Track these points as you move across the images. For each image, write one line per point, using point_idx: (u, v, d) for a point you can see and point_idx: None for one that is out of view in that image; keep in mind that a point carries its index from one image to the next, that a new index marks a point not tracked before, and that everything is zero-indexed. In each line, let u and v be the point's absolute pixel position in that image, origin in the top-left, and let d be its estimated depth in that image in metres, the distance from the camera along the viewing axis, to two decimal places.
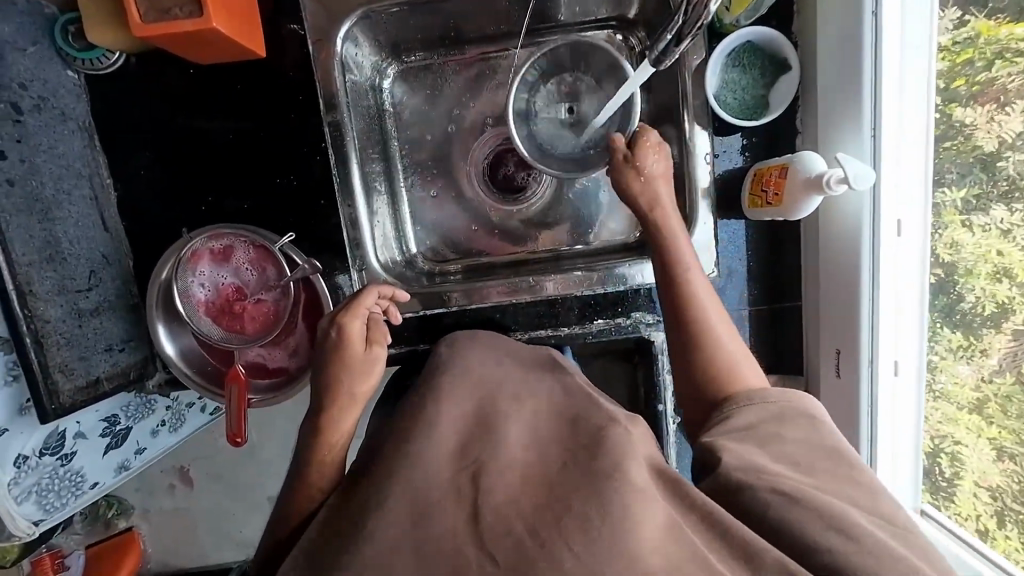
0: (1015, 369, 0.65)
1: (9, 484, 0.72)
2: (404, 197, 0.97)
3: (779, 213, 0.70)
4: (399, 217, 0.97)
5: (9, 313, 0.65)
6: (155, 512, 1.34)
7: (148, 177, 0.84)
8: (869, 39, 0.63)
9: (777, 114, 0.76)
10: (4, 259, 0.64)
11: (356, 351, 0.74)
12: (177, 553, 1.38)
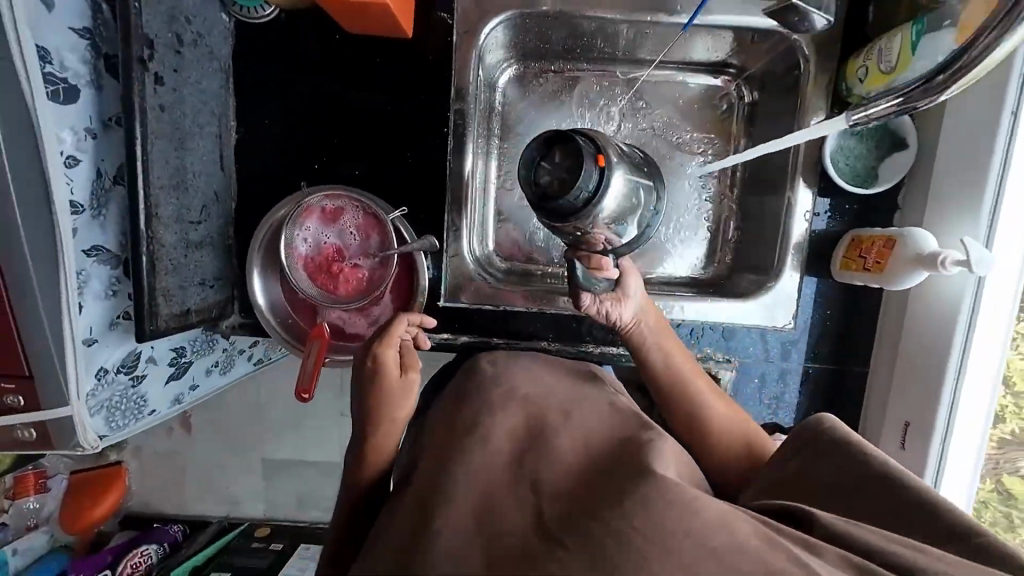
0: (995, 477, 0.74)
1: (87, 394, 0.74)
2: (491, 192, 0.99)
3: (879, 281, 0.74)
4: (486, 212, 0.99)
5: (135, 231, 0.68)
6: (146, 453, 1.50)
7: (269, 127, 0.87)
8: (1009, 128, 0.65)
9: (888, 185, 0.79)
10: (141, 179, 0.67)
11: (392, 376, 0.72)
12: (158, 495, 1.52)
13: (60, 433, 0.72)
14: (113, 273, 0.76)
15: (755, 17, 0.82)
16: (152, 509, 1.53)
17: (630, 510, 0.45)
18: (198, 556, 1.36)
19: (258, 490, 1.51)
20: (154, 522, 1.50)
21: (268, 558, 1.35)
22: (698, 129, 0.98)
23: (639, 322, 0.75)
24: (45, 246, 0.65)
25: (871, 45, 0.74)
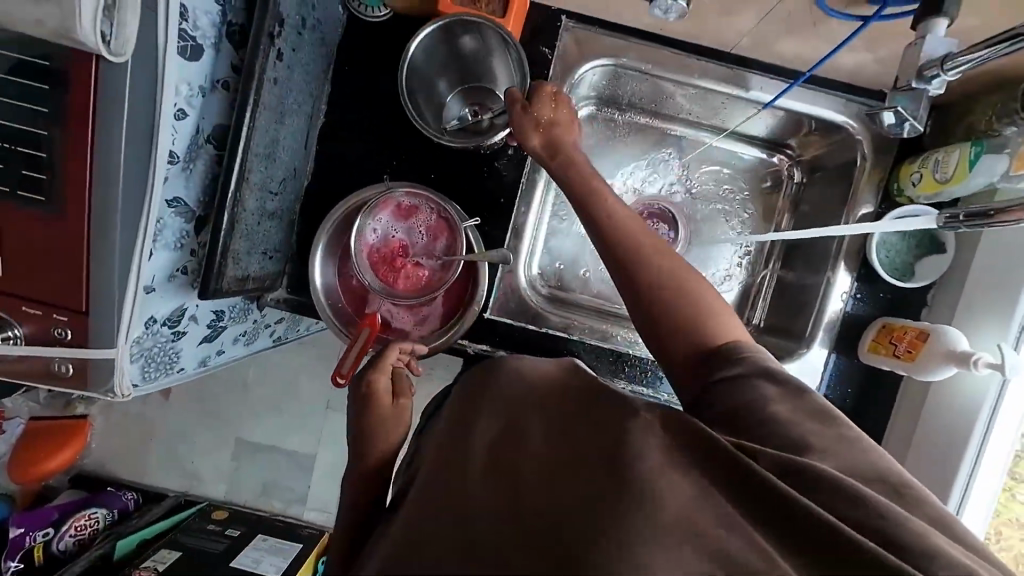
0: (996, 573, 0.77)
1: (134, 341, 0.73)
2: (545, 222, 1.05)
3: (907, 368, 0.79)
4: (536, 237, 1.04)
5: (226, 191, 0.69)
6: (116, 411, 1.56)
7: (354, 119, 0.90)
8: None
9: (923, 282, 0.85)
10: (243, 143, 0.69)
11: (382, 400, 0.74)
12: (117, 457, 1.57)
13: (98, 374, 0.71)
14: (184, 226, 0.76)
15: (827, 109, 0.89)
16: (108, 472, 1.57)
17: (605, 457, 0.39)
18: (149, 529, 1.38)
19: (224, 471, 1.56)
20: (109, 486, 1.54)
21: (222, 543, 1.33)
22: (744, 202, 1.07)
23: (609, 216, 0.68)
24: (137, 188, 0.66)
25: (929, 155, 0.81)
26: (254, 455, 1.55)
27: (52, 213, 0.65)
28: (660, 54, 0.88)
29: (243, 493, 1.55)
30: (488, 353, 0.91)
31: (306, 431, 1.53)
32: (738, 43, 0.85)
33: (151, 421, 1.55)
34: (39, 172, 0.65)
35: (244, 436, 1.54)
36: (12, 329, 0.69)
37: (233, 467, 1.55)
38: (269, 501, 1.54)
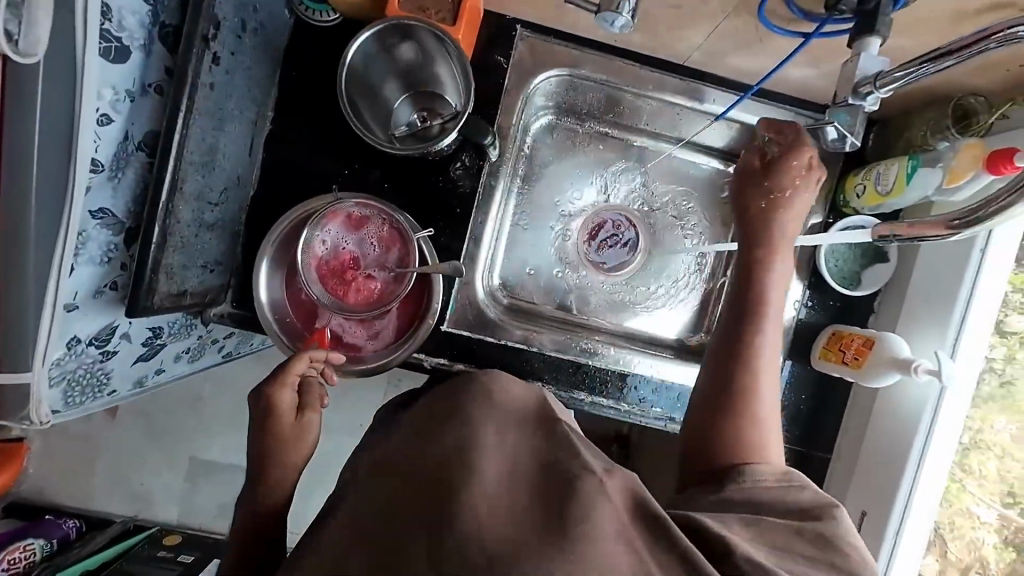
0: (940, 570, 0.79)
1: (53, 363, 0.68)
2: (506, 229, 1.03)
3: (855, 376, 0.80)
4: (497, 246, 1.03)
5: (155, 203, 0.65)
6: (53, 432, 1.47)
7: (303, 124, 0.86)
8: (978, 254, 0.74)
9: (870, 289, 0.88)
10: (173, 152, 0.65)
11: (285, 419, 0.74)
12: (56, 481, 1.48)
13: (10, 403, 0.66)
14: (113, 239, 0.71)
15: (775, 121, 0.91)
16: (45, 497, 1.48)
17: (549, 510, 0.42)
18: (93, 560, 1.30)
19: (174, 492, 1.50)
20: (48, 514, 1.44)
21: (173, 570, 1.26)
22: (701, 210, 1.09)
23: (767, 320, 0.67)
24: (53, 199, 0.62)
25: (871, 167, 0.83)
26: (207, 474, 1.49)
27: None
28: (614, 65, 0.89)
29: (197, 515, 1.50)
30: (446, 367, 0.89)
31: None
32: (691, 55, 0.85)
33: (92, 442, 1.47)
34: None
35: (198, 454, 1.47)
36: None
37: (185, 488, 1.49)
38: (226, 523, 1.50)
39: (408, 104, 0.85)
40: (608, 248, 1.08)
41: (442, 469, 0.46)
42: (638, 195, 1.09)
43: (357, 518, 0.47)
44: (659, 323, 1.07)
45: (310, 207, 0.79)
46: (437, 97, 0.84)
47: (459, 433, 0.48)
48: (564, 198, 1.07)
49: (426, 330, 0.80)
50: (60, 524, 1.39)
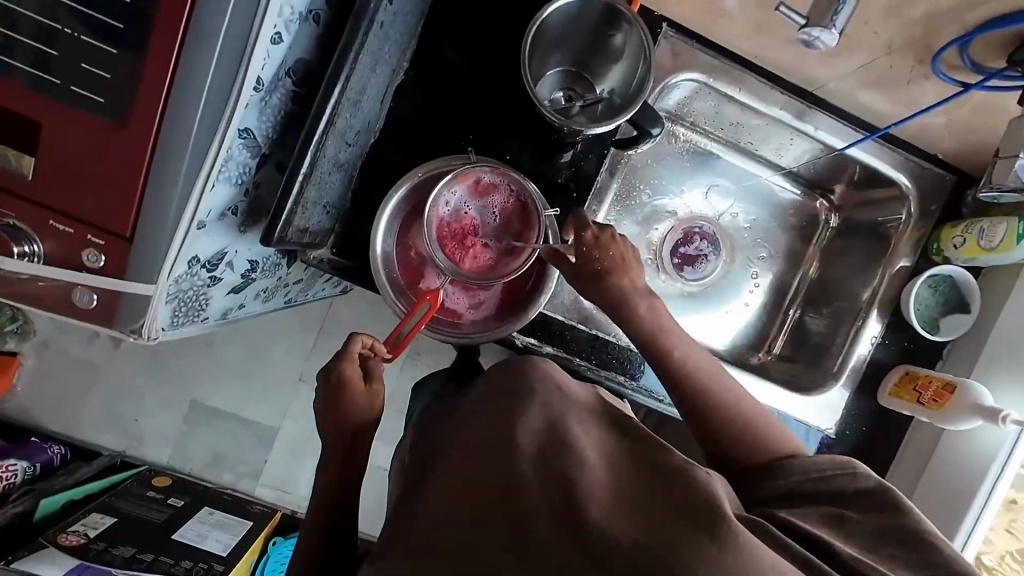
0: None
1: (175, 279, 0.65)
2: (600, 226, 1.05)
3: (931, 416, 0.86)
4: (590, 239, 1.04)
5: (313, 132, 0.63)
6: (56, 352, 1.41)
7: (432, 84, 0.87)
8: None
9: (948, 338, 0.92)
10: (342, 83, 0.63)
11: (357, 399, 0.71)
12: (48, 403, 1.42)
13: (127, 312, 0.62)
14: (247, 161, 0.68)
15: (886, 163, 0.94)
16: (33, 419, 1.41)
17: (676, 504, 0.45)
18: (78, 491, 1.27)
19: (169, 435, 1.43)
20: (32, 437, 1.37)
21: (165, 513, 1.26)
22: (776, 236, 1.11)
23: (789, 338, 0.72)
24: (216, 107, 0.58)
25: (973, 221, 0.89)
26: (207, 419, 1.42)
27: (110, 117, 0.56)
28: (746, 80, 0.89)
29: (189, 461, 1.42)
30: (535, 348, 0.90)
31: (270, 402, 1.42)
32: (826, 83, 0.87)
33: (95, 367, 1.42)
34: (102, 70, 0.56)
35: (200, 398, 1.42)
36: (32, 243, 0.59)
37: (182, 431, 1.42)
38: (219, 471, 1.41)
39: (555, 76, 0.85)
40: (690, 258, 1.11)
41: (547, 453, 0.48)
42: (721, 212, 1.12)
43: (454, 475, 0.50)
44: (720, 337, 1.09)
45: (442, 166, 0.79)
46: (581, 81, 0.85)
47: (548, 410, 0.53)
48: (654, 200, 1.10)
49: (534, 311, 0.80)
50: (45, 448, 1.34)
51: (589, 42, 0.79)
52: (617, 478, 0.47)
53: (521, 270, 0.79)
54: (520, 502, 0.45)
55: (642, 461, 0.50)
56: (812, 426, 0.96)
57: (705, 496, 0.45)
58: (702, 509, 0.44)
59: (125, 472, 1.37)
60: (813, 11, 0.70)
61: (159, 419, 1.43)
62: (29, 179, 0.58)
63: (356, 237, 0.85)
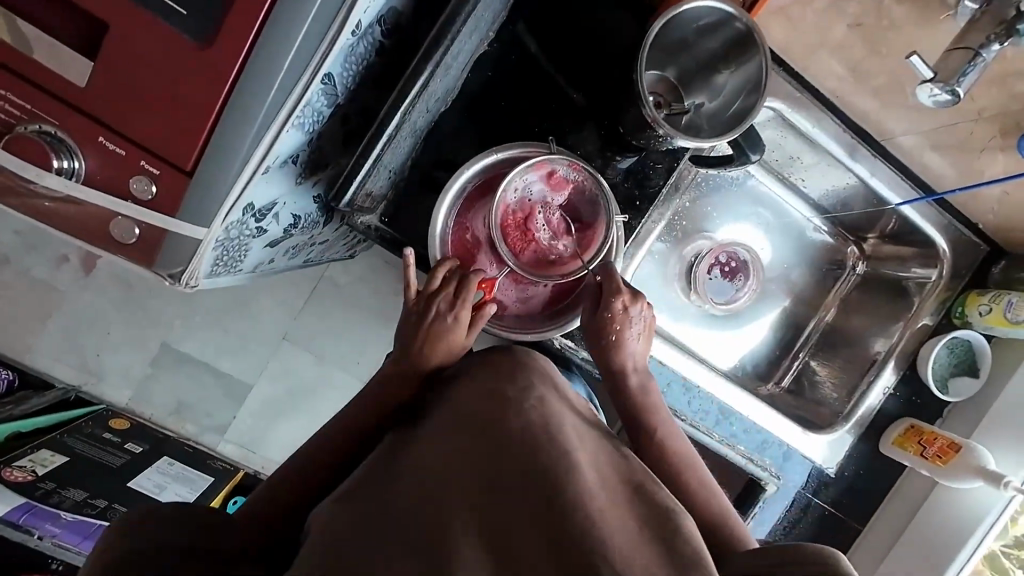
0: None
1: (228, 226, 0.59)
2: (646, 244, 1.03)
3: (933, 470, 0.91)
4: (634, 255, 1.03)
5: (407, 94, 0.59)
6: (17, 269, 1.28)
7: (513, 63, 0.83)
8: None
9: (956, 397, 0.97)
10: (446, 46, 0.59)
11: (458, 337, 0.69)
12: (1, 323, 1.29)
13: (169, 253, 0.56)
14: (321, 109, 0.62)
15: (931, 223, 0.97)
16: None
17: (662, 545, 0.42)
18: (27, 423, 1.15)
19: (133, 376, 1.32)
20: None
21: (122, 459, 1.16)
22: (803, 274, 1.13)
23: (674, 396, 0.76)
24: (313, 45, 0.52)
25: (1000, 293, 0.94)
26: (179, 366, 1.33)
27: (194, 35, 0.50)
28: (821, 118, 0.90)
29: (150, 405, 1.33)
30: (571, 352, 0.85)
31: (251, 358, 1.34)
32: (897, 137, 0.90)
33: (61, 292, 1.30)
34: None
35: (173, 342, 1.33)
36: (73, 158, 0.53)
37: (146, 374, 1.33)
38: (181, 422, 1.33)
39: (651, 78, 0.83)
40: (721, 285, 1.09)
41: (540, 455, 0.46)
42: (756, 242, 1.13)
43: (423, 465, 0.48)
44: (736, 364, 1.11)
45: (519, 151, 0.76)
46: (672, 89, 0.84)
47: (545, 414, 0.51)
48: (695, 223, 1.10)
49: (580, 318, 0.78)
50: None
51: (694, 53, 0.79)
52: (609, 500, 0.44)
53: (579, 273, 0.77)
54: (502, 500, 0.43)
55: (631, 490, 0.48)
56: (810, 460, 0.98)
57: (688, 549, 0.42)
58: (681, 558, 0.42)
59: (80, 409, 1.26)
60: (941, 66, 0.74)
61: (124, 358, 1.32)
62: (85, 87, 0.51)
63: (407, 208, 0.79)
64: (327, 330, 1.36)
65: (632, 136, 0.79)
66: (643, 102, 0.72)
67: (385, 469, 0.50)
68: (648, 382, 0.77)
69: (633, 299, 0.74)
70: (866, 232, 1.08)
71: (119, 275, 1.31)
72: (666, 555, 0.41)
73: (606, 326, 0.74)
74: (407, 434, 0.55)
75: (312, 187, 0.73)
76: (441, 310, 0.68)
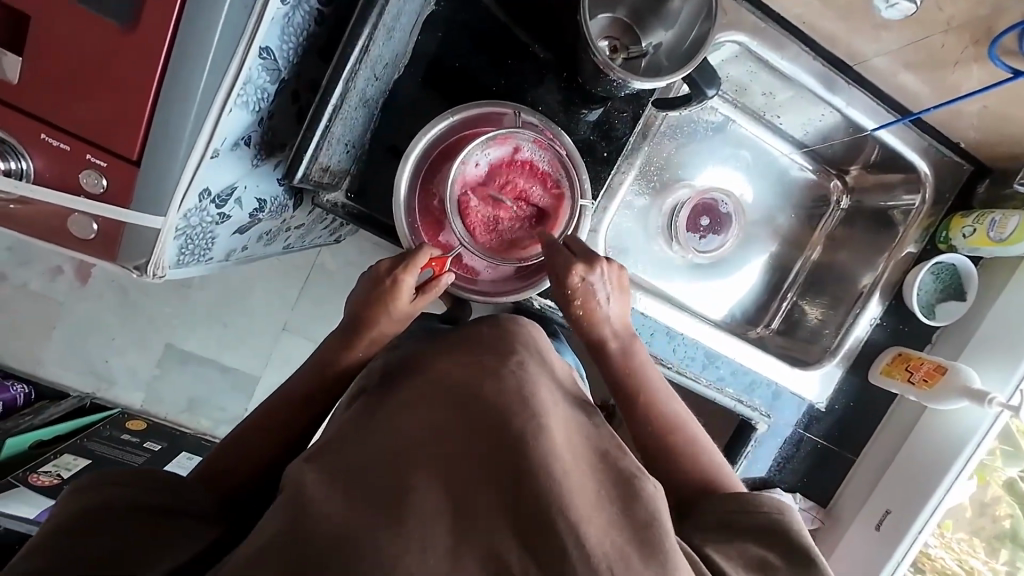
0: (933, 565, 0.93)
1: (184, 215, 0.60)
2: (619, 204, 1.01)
3: (920, 395, 0.92)
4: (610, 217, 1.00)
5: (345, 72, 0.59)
6: (15, 284, 1.30)
7: (465, 21, 0.80)
8: None
9: (944, 322, 0.97)
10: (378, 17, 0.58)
11: (402, 299, 0.70)
12: (9, 337, 1.32)
13: (129, 245, 0.57)
14: (266, 85, 0.61)
15: (911, 149, 0.95)
16: None
17: (611, 504, 0.43)
18: (48, 431, 1.21)
19: (141, 377, 1.36)
20: None
21: (142, 457, 1.19)
22: (787, 213, 1.12)
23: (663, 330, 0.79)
24: (241, 14, 0.51)
25: (982, 214, 0.93)
26: (183, 364, 1.36)
27: (114, 19, 0.49)
28: (787, 47, 0.88)
29: (162, 404, 1.37)
30: (551, 310, 0.88)
31: (249, 351, 1.37)
32: (870, 60, 0.88)
33: (60, 301, 1.32)
34: None
35: (175, 342, 1.35)
36: (20, 159, 0.54)
37: (153, 375, 1.36)
38: (193, 418, 1.37)
39: (607, 23, 0.82)
40: (706, 232, 1.07)
41: (509, 418, 0.47)
42: (737, 183, 1.11)
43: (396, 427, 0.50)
44: (726, 309, 1.11)
45: (476, 112, 0.75)
46: (629, 31, 0.82)
47: (515, 379, 0.53)
48: (671, 171, 1.07)
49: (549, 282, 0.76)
50: (7, 387, 1.26)
51: None
52: (573, 460, 0.45)
53: (541, 261, 0.78)
54: (472, 458, 0.45)
55: (596, 454, 0.48)
56: (802, 398, 0.99)
57: (644, 513, 0.43)
58: (639, 524, 0.42)
59: (96, 413, 1.30)
60: None
61: (130, 361, 1.36)
62: (19, 84, 0.51)
63: (371, 182, 0.78)
64: (320, 316, 1.37)
65: (591, 86, 0.79)
66: (594, 49, 0.71)
67: (362, 428, 0.51)
68: (630, 346, 0.77)
69: (590, 267, 0.72)
70: (847, 163, 1.06)
71: (114, 280, 1.32)
72: (627, 521, 0.42)
73: (569, 299, 0.73)
74: (382, 399, 0.56)
75: (273, 168, 0.73)
76: (383, 271, 0.70)
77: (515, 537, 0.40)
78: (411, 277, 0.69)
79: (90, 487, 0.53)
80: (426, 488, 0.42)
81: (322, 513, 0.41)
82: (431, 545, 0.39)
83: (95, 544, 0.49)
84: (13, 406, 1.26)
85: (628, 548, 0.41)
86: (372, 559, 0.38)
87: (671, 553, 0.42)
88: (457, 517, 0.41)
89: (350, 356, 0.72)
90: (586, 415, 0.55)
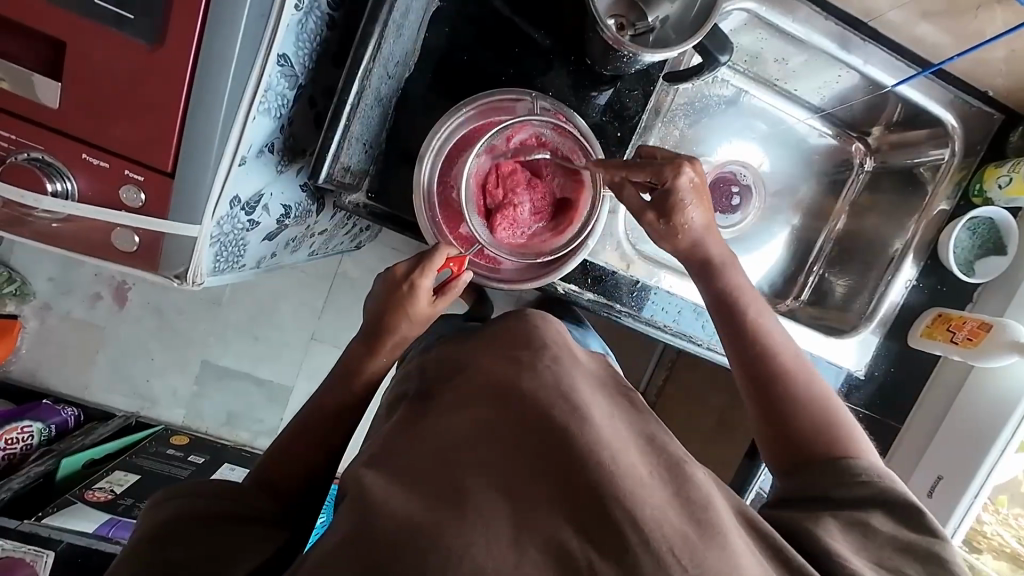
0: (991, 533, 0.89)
1: (218, 222, 0.62)
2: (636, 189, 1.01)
3: (964, 354, 0.88)
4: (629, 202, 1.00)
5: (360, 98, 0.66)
6: (58, 313, 1.36)
7: (470, 14, 0.81)
8: None
9: (983, 279, 0.94)
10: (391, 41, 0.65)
11: (421, 302, 0.69)
12: (56, 364, 1.39)
13: (168, 255, 0.60)
14: (285, 92, 0.63)
15: (937, 105, 0.92)
16: (41, 380, 1.39)
17: (672, 489, 0.43)
18: (99, 450, 1.26)
19: (181, 394, 1.41)
20: (44, 400, 1.35)
21: (187, 470, 1.23)
22: (807, 182, 1.10)
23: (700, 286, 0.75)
24: (259, 23, 0.53)
25: (1019, 162, 0.90)
26: (220, 379, 1.40)
27: (141, 39, 0.52)
28: (799, 9, 0.87)
29: (202, 419, 1.41)
30: (576, 295, 0.87)
31: (281, 361, 1.40)
32: (885, 14, 0.86)
33: (101, 326, 1.37)
34: (123, 8, 0.51)
35: (211, 358, 1.40)
36: (65, 180, 0.56)
37: (193, 391, 1.41)
38: (234, 431, 1.42)
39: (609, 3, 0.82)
40: (728, 203, 1.07)
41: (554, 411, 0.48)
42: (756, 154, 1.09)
43: (447, 425, 0.51)
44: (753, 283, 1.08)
45: (487, 102, 0.76)
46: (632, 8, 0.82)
47: (557, 372, 0.55)
48: (685, 146, 1.05)
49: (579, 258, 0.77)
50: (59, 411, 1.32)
51: None
52: (624, 452, 0.45)
53: (564, 250, 0.77)
54: (522, 450, 0.45)
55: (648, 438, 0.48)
56: (840, 366, 0.96)
57: (701, 497, 0.43)
58: (695, 505, 0.42)
59: (141, 432, 1.35)
60: None
61: (168, 379, 1.41)
62: (57, 108, 0.54)
63: (391, 181, 0.80)
64: (346, 322, 1.40)
65: (600, 66, 0.79)
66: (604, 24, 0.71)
67: (411, 432, 0.52)
68: None
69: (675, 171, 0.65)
70: (868, 122, 1.03)
71: (147, 303, 1.37)
72: (683, 503, 0.42)
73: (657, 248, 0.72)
74: (427, 402, 0.58)
75: (296, 174, 0.75)
76: (401, 274, 0.69)
77: (566, 519, 0.40)
78: (428, 278, 0.68)
79: (157, 504, 0.56)
80: (480, 483, 0.43)
81: (387, 506, 0.42)
82: (490, 534, 0.39)
83: (178, 556, 0.52)
84: (64, 429, 1.32)
85: (689, 529, 0.40)
86: (435, 551, 0.37)
87: (729, 535, 0.41)
88: (511, 504, 0.41)
89: (384, 358, 0.73)
90: (627, 401, 0.56)
